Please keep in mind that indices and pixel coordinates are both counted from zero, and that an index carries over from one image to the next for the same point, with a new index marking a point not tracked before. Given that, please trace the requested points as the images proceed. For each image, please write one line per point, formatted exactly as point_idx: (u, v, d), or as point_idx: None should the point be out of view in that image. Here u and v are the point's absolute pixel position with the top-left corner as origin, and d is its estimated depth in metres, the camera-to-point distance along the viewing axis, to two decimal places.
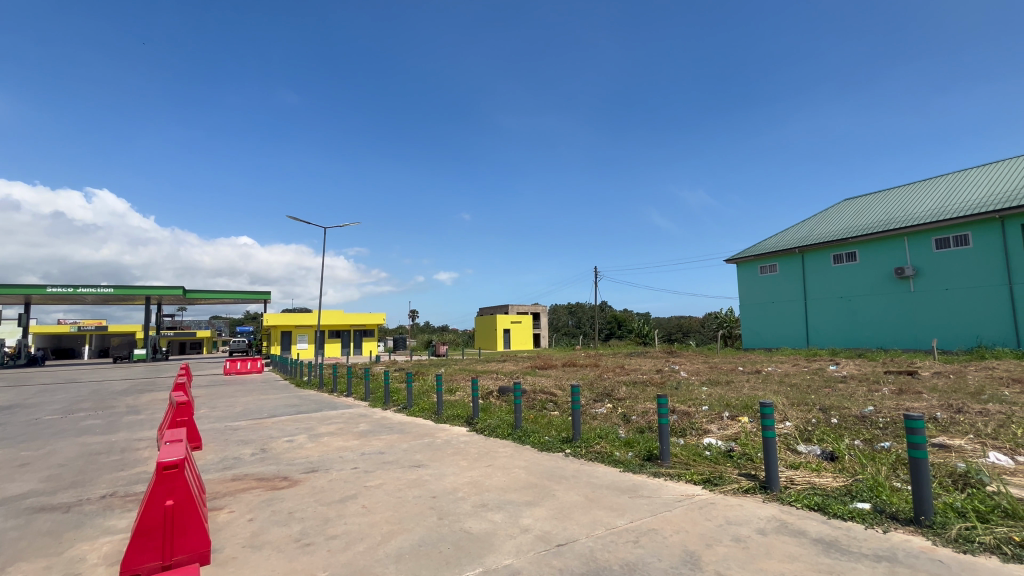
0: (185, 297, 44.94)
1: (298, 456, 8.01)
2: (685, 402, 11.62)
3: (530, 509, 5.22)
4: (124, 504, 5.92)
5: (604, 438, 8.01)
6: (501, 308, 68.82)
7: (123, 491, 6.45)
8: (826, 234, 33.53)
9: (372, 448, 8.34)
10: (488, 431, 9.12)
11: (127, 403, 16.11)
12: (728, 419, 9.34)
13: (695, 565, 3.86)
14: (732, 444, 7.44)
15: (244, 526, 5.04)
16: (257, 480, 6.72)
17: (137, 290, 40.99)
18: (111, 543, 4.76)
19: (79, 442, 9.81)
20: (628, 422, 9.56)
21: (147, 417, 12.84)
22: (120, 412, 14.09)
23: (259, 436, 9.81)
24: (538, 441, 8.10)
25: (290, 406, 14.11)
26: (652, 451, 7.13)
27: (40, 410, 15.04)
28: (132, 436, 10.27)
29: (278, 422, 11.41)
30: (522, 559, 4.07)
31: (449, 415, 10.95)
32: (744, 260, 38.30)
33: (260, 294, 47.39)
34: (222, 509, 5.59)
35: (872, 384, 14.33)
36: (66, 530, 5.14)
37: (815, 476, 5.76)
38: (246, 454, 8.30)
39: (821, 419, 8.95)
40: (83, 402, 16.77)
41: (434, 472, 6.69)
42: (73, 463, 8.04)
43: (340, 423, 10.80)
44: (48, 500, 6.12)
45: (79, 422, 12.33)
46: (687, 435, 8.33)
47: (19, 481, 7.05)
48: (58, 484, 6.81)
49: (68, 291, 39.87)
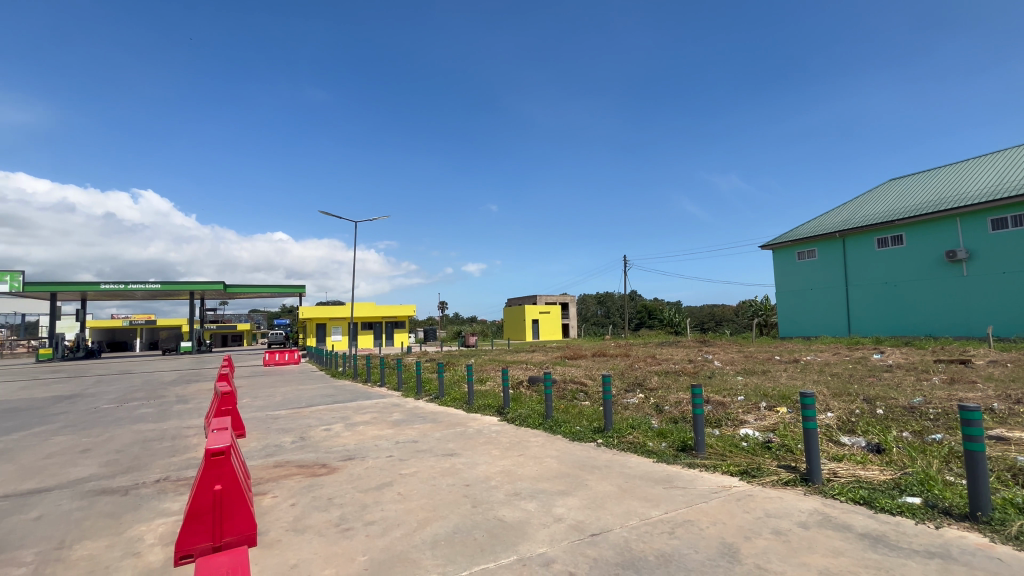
0: (226, 292, 46.86)
1: (336, 444, 8.25)
2: (720, 392, 11.38)
3: (563, 498, 5.22)
4: (177, 488, 6.26)
5: (637, 428, 7.92)
6: (529, 299, 68.78)
7: (174, 475, 6.83)
8: (870, 216, 31.99)
9: (406, 437, 8.51)
10: (519, 421, 9.18)
11: (175, 393, 16.98)
12: (766, 410, 9.04)
13: (734, 557, 3.79)
14: (770, 435, 7.26)
15: (287, 510, 5.25)
16: (297, 467, 6.97)
17: (182, 285, 43.02)
18: (166, 525, 5.03)
19: (134, 429, 10.42)
20: (660, 413, 9.45)
21: (194, 406, 13.47)
22: (170, 401, 14.83)
23: (298, 424, 10.17)
24: (569, 432, 8.08)
25: (327, 396, 14.58)
26: (687, 442, 7.00)
27: (98, 399, 16.07)
28: (181, 423, 10.84)
29: (316, 411, 11.81)
30: (555, 548, 4.08)
31: (480, 405, 11.06)
32: (780, 246, 36.96)
33: (296, 287, 48.95)
34: (266, 494, 5.82)
35: (920, 374, 13.66)
36: (124, 512, 5.47)
37: (861, 469, 5.53)
38: (287, 442, 8.62)
39: (865, 410, 8.59)
40: (136, 392, 17.79)
41: (466, 461, 6.78)
42: (130, 449, 8.55)
43: (374, 413, 11.07)
44: (107, 483, 6.53)
45: (133, 411, 13.11)
46: (723, 426, 8.16)
47: (82, 466, 7.55)
48: (116, 469, 7.25)
49: (119, 288, 42.17)
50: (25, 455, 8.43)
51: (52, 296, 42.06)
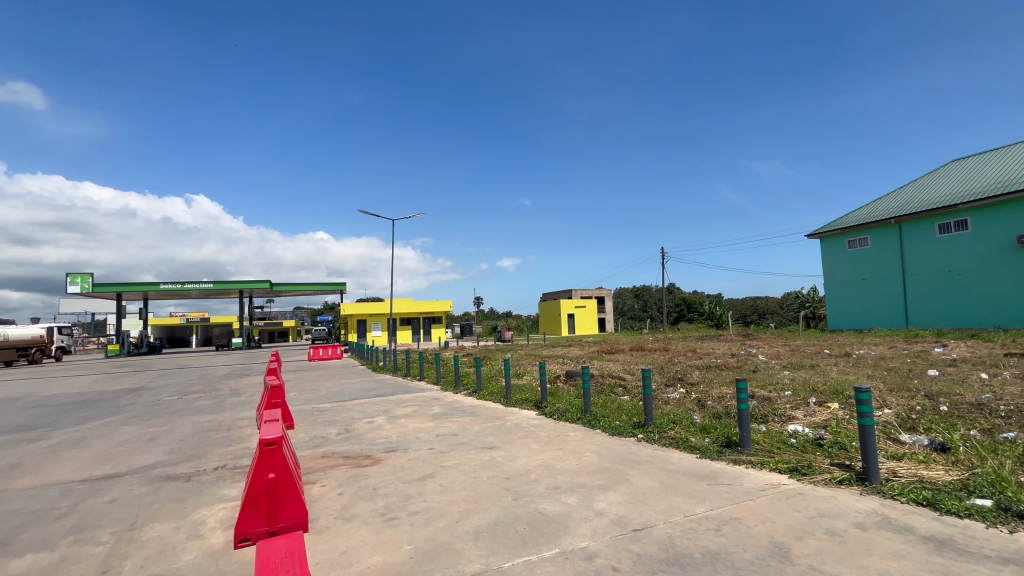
0: (272, 290, 48.97)
1: (379, 437, 8.49)
2: (765, 386, 10.98)
3: (604, 493, 5.18)
4: (233, 475, 6.62)
5: (679, 424, 7.75)
6: (564, 293, 68.39)
7: (231, 463, 7.23)
8: (929, 200, 29.96)
9: (446, 429, 8.67)
10: (557, 415, 9.17)
11: (229, 386, 17.91)
12: (816, 406, 8.65)
13: (785, 558, 3.66)
14: (821, 432, 6.94)
15: (335, 499, 5.45)
16: (343, 458, 7.22)
17: (232, 284, 45.25)
18: (226, 509, 5.34)
19: (193, 420, 11.08)
20: (702, 408, 9.21)
21: (247, 399, 14.18)
22: (224, 394, 15.68)
23: (343, 417, 10.54)
24: (608, 426, 8.01)
25: (368, 390, 15.01)
26: (731, 437, 6.79)
27: (160, 391, 17.18)
28: (235, 415, 11.44)
29: (359, 404, 12.20)
30: (598, 542, 4.06)
31: (518, 399, 11.12)
32: (828, 234, 35.17)
33: (337, 285, 50.59)
34: (315, 483, 6.08)
35: (989, 368, 12.72)
36: (187, 497, 5.84)
37: (923, 469, 5.22)
38: (333, 434, 8.96)
39: (926, 407, 8.07)
40: (194, 385, 18.89)
41: (506, 454, 6.83)
42: (190, 438, 9.10)
43: (415, 406, 11.33)
44: (172, 470, 6.98)
45: (192, 403, 13.94)
46: (769, 422, 7.87)
47: (149, 453, 8.10)
48: (179, 456, 7.75)
49: (176, 287, 44.79)
50: (99, 443, 9.12)
51: (117, 296, 45.16)
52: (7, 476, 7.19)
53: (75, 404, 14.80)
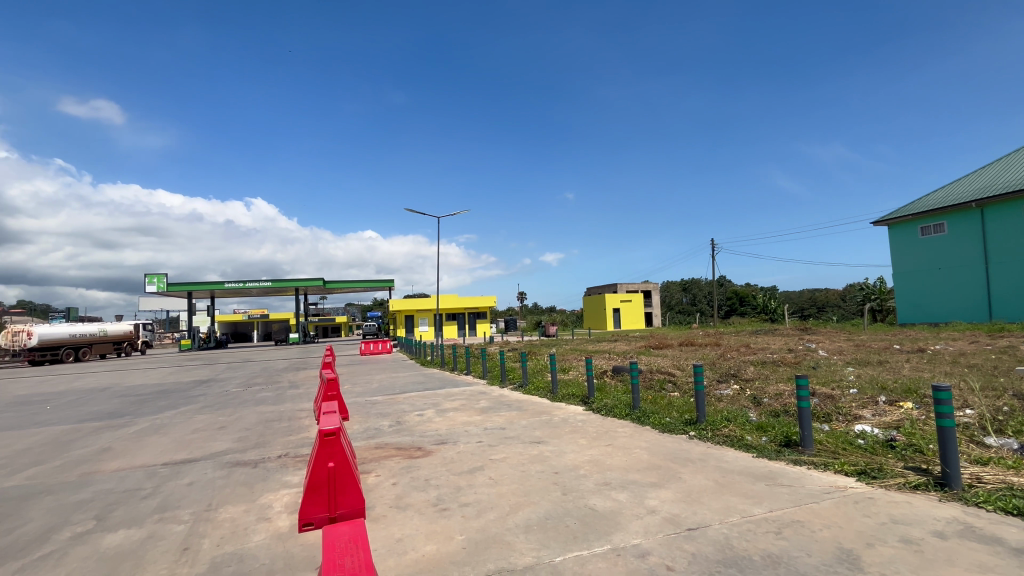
0: (325, 288, 51.23)
1: (429, 429, 8.72)
2: (828, 384, 10.39)
3: (655, 491, 5.09)
4: (296, 463, 7.01)
5: (733, 421, 7.47)
6: (609, 288, 67.40)
7: (293, 452, 7.65)
8: (1016, 181, 27.20)
9: (494, 423, 8.78)
10: (605, 411, 9.07)
11: (288, 379, 18.94)
12: (887, 405, 8.09)
13: (853, 565, 3.46)
14: (892, 433, 6.47)
15: (390, 489, 5.65)
16: (396, 449, 7.47)
17: (289, 282, 47.71)
18: (290, 495, 5.66)
19: (257, 410, 11.80)
20: (759, 406, 8.84)
21: (305, 391, 14.94)
22: (284, 386, 16.60)
23: (394, 410, 10.90)
24: (658, 423, 7.84)
25: (417, 383, 15.42)
26: (792, 436, 6.47)
27: (228, 383, 18.42)
28: (295, 406, 12.09)
29: (409, 397, 12.57)
30: (651, 540, 3.99)
31: (564, 394, 11.09)
32: (897, 221, 32.70)
33: (385, 282, 52.23)
34: (371, 473, 6.33)
35: None
36: (255, 481, 6.24)
37: (1014, 475, 4.76)
38: (385, 426, 9.28)
39: (1017, 408, 7.35)
40: (257, 378, 20.10)
41: (554, 449, 6.84)
42: (256, 427, 9.71)
43: (462, 400, 11.54)
44: (241, 457, 7.48)
45: (256, 394, 14.86)
46: (833, 421, 7.44)
47: (221, 440, 8.72)
48: (246, 444, 8.28)
49: (239, 286, 47.74)
50: (176, 430, 9.89)
51: (188, 295, 48.69)
52: (101, 458, 7.94)
53: (155, 394, 16.15)
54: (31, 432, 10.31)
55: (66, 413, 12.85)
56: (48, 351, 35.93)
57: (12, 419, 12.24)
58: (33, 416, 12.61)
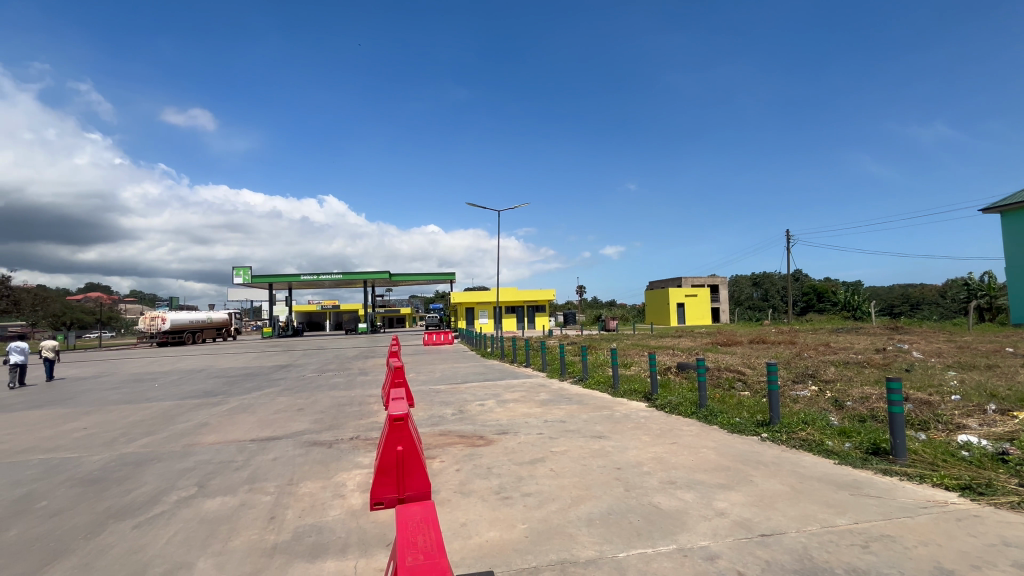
0: (391, 280, 53.45)
1: (490, 419, 8.90)
2: (924, 388, 9.42)
3: (725, 493, 4.87)
4: (366, 445, 7.41)
5: (811, 424, 6.98)
6: (672, 282, 65.03)
7: (363, 435, 8.10)
8: None
9: (554, 416, 8.80)
10: (669, 408, 8.81)
11: (358, 366, 20.03)
12: (997, 414, 7.19)
13: None
14: (1002, 445, 5.76)
15: (454, 475, 5.84)
16: (459, 437, 7.69)
17: (359, 275, 50.35)
18: (361, 475, 6.00)
19: (331, 394, 12.61)
20: (841, 409, 8.19)
21: (372, 378, 15.74)
22: (354, 373, 17.58)
23: (456, 398, 11.22)
24: (727, 423, 7.49)
25: (479, 374, 15.79)
26: (880, 444, 5.94)
27: (304, 369, 19.77)
28: (364, 392, 12.79)
29: (470, 387, 12.90)
30: (720, 543, 3.84)
31: (626, 389, 10.88)
32: (1011, 208, 28.86)
33: (447, 275, 53.70)
34: (436, 458, 6.59)
35: None
36: (330, 460, 6.68)
37: None
38: (448, 413, 9.59)
39: None
40: (329, 365, 21.43)
41: (616, 445, 6.73)
42: (330, 410, 10.39)
43: (523, 392, 11.66)
44: (318, 437, 8.03)
45: (329, 380, 15.86)
46: (930, 430, 6.73)
47: (300, 421, 9.41)
48: (322, 426, 8.86)
49: (314, 278, 51.02)
50: (262, 409, 10.79)
51: (269, 287, 52.75)
52: (200, 431, 8.85)
53: (243, 377, 17.67)
54: (143, 406, 11.69)
55: (170, 391, 14.42)
56: (176, 334, 40.93)
57: (128, 394, 13.91)
58: (144, 392, 14.27)
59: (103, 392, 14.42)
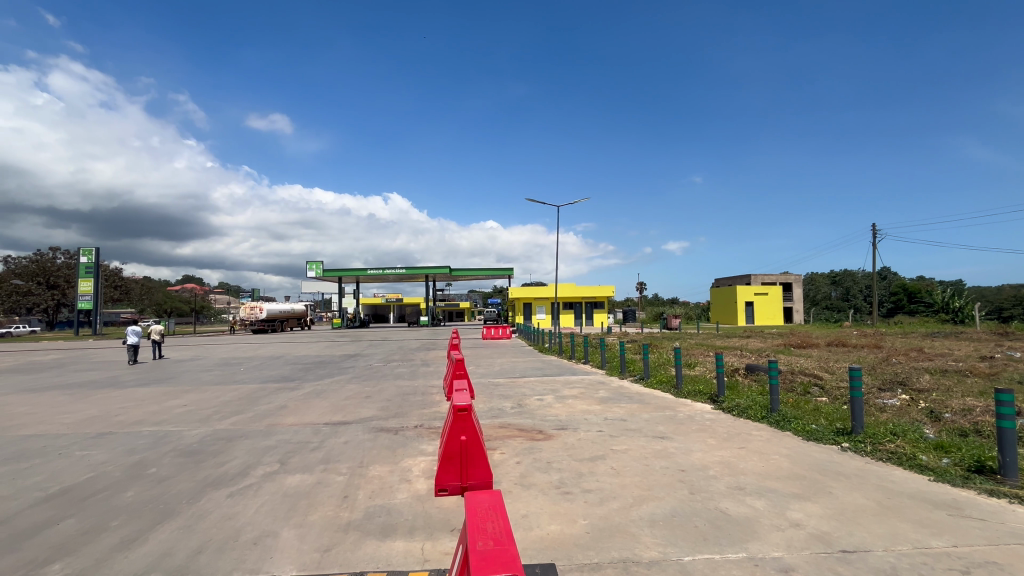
0: (451, 275, 54.87)
1: (549, 414, 8.94)
2: None
3: (799, 503, 4.59)
4: (429, 434, 7.69)
5: (901, 436, 6.39)
6: (740, 279, 61.62)
7: (426, 424, 8.41)
8: None
9: (614, 414, 8.67)
10: (737, 412, 8.40)
11: (420, 358, 20.79)
12: None
13: None
14: None
15: (514, 467, 5.93)
16: (518, 430, 7.78)
17: (421, 270, 52.12)
18: (426, 461, 6.25)
19: (395, 383, 13.19)
20: (937, 421, 7.43)
21: (434, 369, 16.29)
22: (417, 364, 18.27)
23: (515, 392, 11.35)
24: (802, 430, 7.04)
25: (537, 369, 15.86)
26: (987, 462, 5.34)
27: (371, 359, 20.80)
28: (426, 383, 13.27)
29: (529, 382, 13.00)
30: (794, 555, 3.64)
31: (689, 390, 10.52)
32: None
33: (505, 270, 54.22)
34: (496, 450, 6.70)
35: None
36: (397, 446, 7.01)
37: None
38: (507, 407, 9.72)
39: None
40: (393, 355, 22.41)
41: (680, 446, 6.54)
42: (395, 399, 10.87)
43: (582, 388, 11.59)
44: (385, 424, 8.44)
45: (394, 369, 16.59)
46: None
47: (368, 408, 9.92)
48: (388, 414, 9.30)
49: (379, 273, 53.43)
50: (333, 395, 11.51)
51: (338, 281, 55.86)
52: (281, 413, 9.60)
53: (316, 364, 18.88)
54: (232, 388, 12.83)
55: (254, 375, 15.69)
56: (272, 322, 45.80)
57: (219, 377, 15.31)
58: (233, 375, 15.65)
59: (198, 373, 15.97)
